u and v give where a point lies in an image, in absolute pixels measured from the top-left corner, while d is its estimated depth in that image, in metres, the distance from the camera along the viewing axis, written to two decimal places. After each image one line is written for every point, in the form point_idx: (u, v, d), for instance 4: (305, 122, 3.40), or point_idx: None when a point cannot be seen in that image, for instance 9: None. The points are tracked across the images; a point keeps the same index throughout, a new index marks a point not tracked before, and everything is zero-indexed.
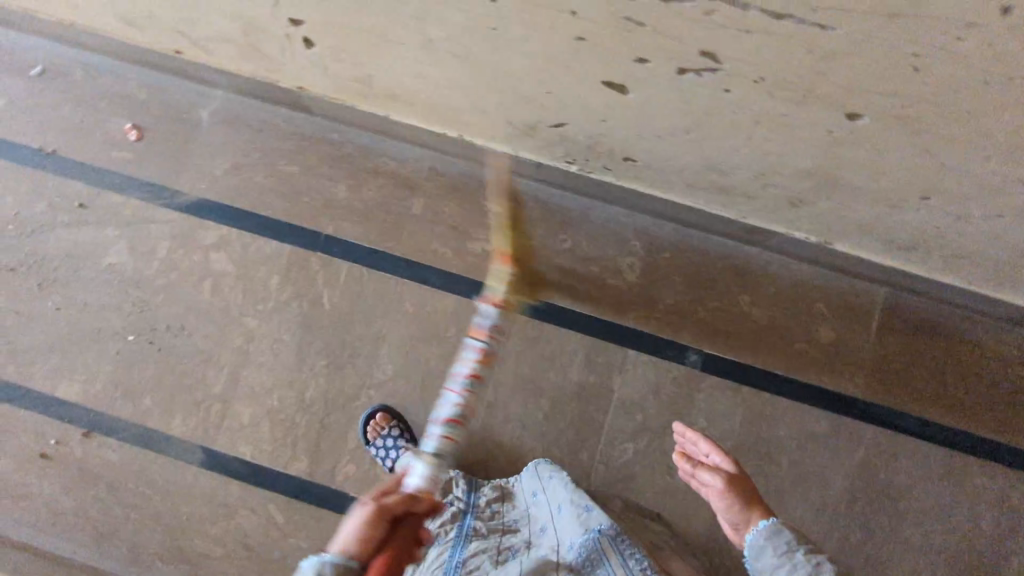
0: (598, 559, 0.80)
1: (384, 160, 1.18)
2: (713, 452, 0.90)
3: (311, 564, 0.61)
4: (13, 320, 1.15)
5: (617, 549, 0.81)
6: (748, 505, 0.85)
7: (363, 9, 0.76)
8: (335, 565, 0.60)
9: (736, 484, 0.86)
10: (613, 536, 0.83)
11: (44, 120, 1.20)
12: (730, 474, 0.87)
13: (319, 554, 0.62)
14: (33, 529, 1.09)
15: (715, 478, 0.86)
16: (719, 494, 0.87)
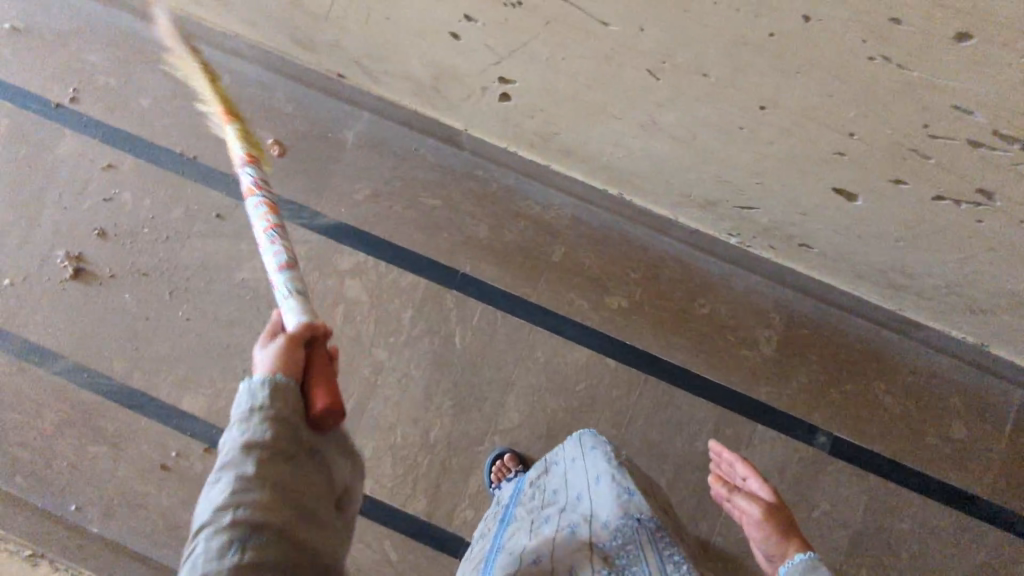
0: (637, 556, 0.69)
1: (528, 203, 1.16)
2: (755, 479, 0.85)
3: (242, 397, 0.56)
4: (143, 325, 1.13)
5: (657, 549, 0.71)
6: (779, 536, 0.77)
7: (598, 87, 0.73)
8: (270, 407, 0.55)
9: (773, 516, 0.79)
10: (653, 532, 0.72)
11: (188, 124, 1.18)
12: (769, 504, 0.81)
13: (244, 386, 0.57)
14: (146, 542, 1.08)
15: (749, 505, 0.81)
16: (752, 523, 0.80)
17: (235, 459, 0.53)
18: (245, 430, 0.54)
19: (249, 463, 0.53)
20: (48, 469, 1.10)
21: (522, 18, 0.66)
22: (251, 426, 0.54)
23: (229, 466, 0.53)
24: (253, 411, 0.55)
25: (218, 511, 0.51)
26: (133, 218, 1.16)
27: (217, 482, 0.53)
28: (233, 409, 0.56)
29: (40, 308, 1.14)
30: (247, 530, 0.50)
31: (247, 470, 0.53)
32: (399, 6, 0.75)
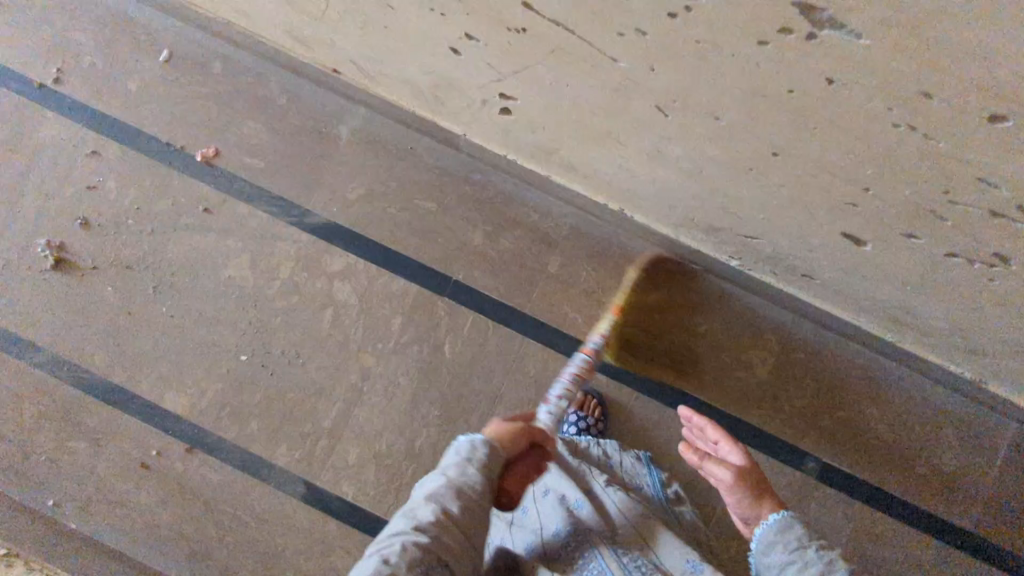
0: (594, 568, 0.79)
1: (525, 210, 1.12)
2: (724, 440, 0.84)
3: (461, 445, 0.69)
4: (126, 320, 1.11)
5: (615, 554, 0.80)
6: (756, 499, 0.79)
7: (603, 114, 0.69)
8: (489, 461, 0.68)
9: (752, 485, 0.80)
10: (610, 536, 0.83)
11: (175, 112, 1.13)
12: (742, 466, 0.82)
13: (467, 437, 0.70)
14: (123, 539, 1.07)
15: (727, 470, 0.80)
16: (728, 488, 0.81)
17: (440, 489, 0.65)
18: (462, 471, 0.66)
19: (455, 500, 0.65)
20: (27, 461, 1.08)
21: (526, 43, 0.62)
22: (466, 469, 0.67)
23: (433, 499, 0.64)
24: (466, 461, 0.67)
25: (418, 529, 0.62)
26: (118, 209, 1.12)
27: (420, 506, 0.64)
28: (452, 451, 0.69)
29: (19, 297, 1.11)
30: (437, 558, 0.61)
31: (451, 504, 0.64)
32: (397, 17, 0.71)
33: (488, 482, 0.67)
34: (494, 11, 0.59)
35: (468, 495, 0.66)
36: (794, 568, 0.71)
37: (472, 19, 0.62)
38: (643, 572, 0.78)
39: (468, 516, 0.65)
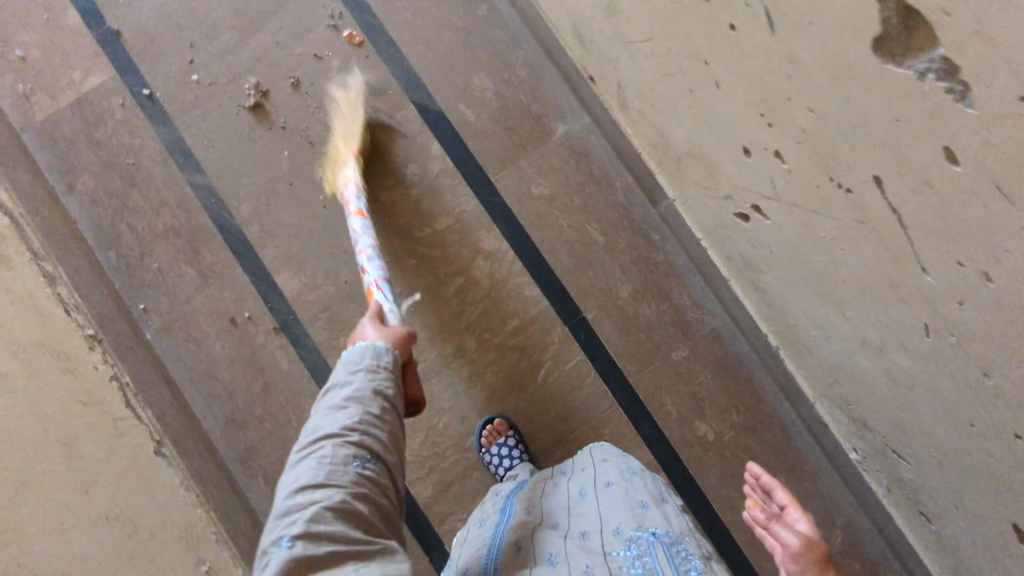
0: (655, 569, 0.64)
1: (681, 290, 1.10)
2: (791, 503, 0.68)
3: (363, 352, 0.63)
4: (283, 188, 1.13)
5: (678, 566, 0.64)
6: (817, 567, 0.61)
7: (854, 288, 0.66)
8: (390, 360, 0.64)
9: (818, 560, 0.61)
10: (671, 549, 0.67)
11: (424, 30, 1.14)
12: (809, 536, 0.64)
13: (366, 343, 0.64)
14: (184, 373, 1.10)
15: (793, 538, 0.64)
16: (788, 559, 0.63)
17: (351, 396, 0.59)
18: (375, 377, 0.61)
19: (379, 401, 0.60)
20: (141, 261, 1.12)
21: (838, 200, 0.58)
22: (377, 372, 0.62)
23: (358, 401, 0.58)
24: (368, 365, 0.62)
25: (345, 431, 0.56)
26: (330, 88, 1.14)
27: (339, 411, 0.57)
28: (349, 364, 0.62)
29: (208, 117, 1.14)
30: (370, 453, 0.56)
31: (372, 405, 0.59)
32: (712, 94, 0.68)
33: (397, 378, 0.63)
34: (834, 160, 0.55)
35: (386, 395, 0.61)
36: None
37: (799, 149, 0.59)
38: (695, 574, 0.64)
39: (392, 415, 0.60)
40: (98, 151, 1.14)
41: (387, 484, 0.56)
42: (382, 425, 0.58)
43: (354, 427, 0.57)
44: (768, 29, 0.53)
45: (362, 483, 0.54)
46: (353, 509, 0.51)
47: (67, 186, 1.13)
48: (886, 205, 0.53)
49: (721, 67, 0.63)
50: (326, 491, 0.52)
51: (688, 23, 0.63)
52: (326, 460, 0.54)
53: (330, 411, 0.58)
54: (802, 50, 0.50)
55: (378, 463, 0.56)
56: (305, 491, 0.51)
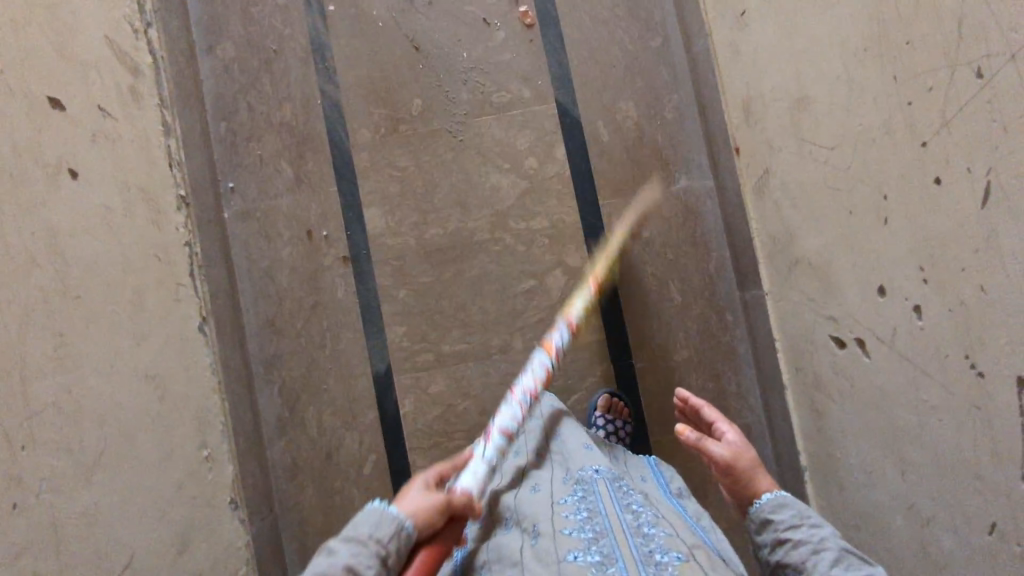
0: (599, 512, 0.66)
1: (732, 377, 1.10)
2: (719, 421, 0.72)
3: (372, 520, 0.60)
4: (404, 129, 1.14)
5: (619, 502, 0.68)
6: (744, 474, 0.67)
7: (932, 459, 0.67)
8: (399, 537, 0.60)
9: (744, 469, 0.67)
10: (613, 486, 0.71)
11: (593, 38, 1.14)
12: (736, 446, 0.69)
13: (376, 508, 0.61)
14: (245, 264, 1.11)
15: (718, 451, 0.68)
16: (718, 470, 0.68)
17: (324, 569, 0.56)
18: (362, 552, 0.57)
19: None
20: (248, 144, 1.13)
21: (964, 378, 0.59)
22: (368, 547, 0.58)
23: (327, 573, 0.56)
24: (379, 532, 0.59)
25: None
26: (485, 56, 1.14)
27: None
28: (353, 528, 0.59)
29: (362, 35, 1.14)
30: None
31: (376, 558, 0.58)
32: (875, 226, 0.68)
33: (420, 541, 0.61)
34: (981, 342, 0.56)
35: (397, 550, 0.59)
36: (797, 542, 0.61)
37: (947, 315, 0.60)
38: (636, 507, 0.67)
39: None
40: (248, 26, 1.14)
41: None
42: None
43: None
44: (979, 201, 0.53)
45: None
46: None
47: (206, 46, 1.14)
48: (1017, 406, 0.54)
49: (902, 208, 0.63)
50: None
51: (890, 154, 0.63)
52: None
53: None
54: (1007, 237, 0.51)
55: None
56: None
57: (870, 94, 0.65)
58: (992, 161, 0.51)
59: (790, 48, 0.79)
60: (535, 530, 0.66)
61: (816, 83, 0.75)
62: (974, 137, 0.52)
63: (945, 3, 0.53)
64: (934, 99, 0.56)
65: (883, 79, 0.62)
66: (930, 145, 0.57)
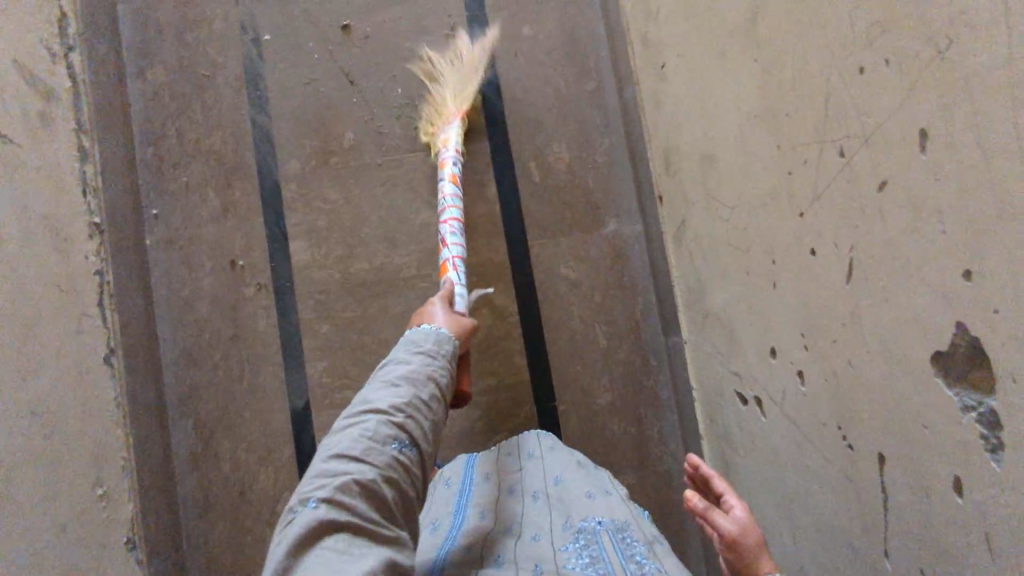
0: (603, 562, 0.64)
1: (653, 422, 1.10)
2: (729, 493, 0.62)
3: (425, 337, 0.67)
4: (335, 162, 1.13)
5: (623, 553, 0.65)
6: (750, 554, 0.57)
7: (815, 525, 0.66)
8: (449, 355, 0.67)
9: (751, 550, 0.57)
10: (617, 537, 0.68)
11: (529, 80, 1.15)
12: (742, 521, 0.59)
13: (430, 328, 0.68)
14: (165, 293, 1.10)
15: (725, 521, 0.59)
16: (721, 543, 0.59)
17: (404, 378, 0.60)
18: (431, 364, 0.63)
19: (431, 389, 0.61)
20: (174, 170, 1.12)
21: (839, 450, 0.59)
22: (434, 359, 0.64)
23: (411, 386, 0.60)
24: (425, 355, 0.65)
25: (391, 409, 0.56)
26: (420, 92, 1.14)
27: (392, 388, 0.59)
28: (415, 344, 0.66)
29: (297, 66, 1.14)
30: (405, 441, 0.56)
31: (423, 391, 0.60)
32: (766, 290, 0.69)
33: (446, 372, 0.65)
34: (852, 415, 0.56)
35: (439, 384, 0.63)
36: None
37: (824, 384, 0.60)
38: (640, 559, 0.64)
39: (439, 406, 0.62)
40: (181, 51, 1.13)
41: (410, 480, 0.55)
42: (428, 412, 0.59)
43: (400, 408, 0.57)
44: (847, 278, 0.53)
45: (387, 475, 0.53)
46: (375, 491, 0.51)
47: (137, 69, 1.12)
48: (879, 481, 0.53)
49: (787, 275, 0.64)
50: (359, 466, 0.52)
51: (776, 221, 0.64)
52: (365, 436, 0.54)
53: (385, 387, 0.59)
54: (866, 314, 0.51)
55: (414, 450, 0.56)
56: (341, 459, 0.52)
57: (759, 161, 0.65)
58: (855, 240, 0.51)
59: (697, 104, 0.80)
60: (537, 568, 0.64)
61: (718, 143, 0.76)
62: (837, 213, 0.53)
63: (812, 84, 0.54)
64: (809, 171, 0.56)
65: (768, 148, 0.63)
66: (807, 216, 0.58)
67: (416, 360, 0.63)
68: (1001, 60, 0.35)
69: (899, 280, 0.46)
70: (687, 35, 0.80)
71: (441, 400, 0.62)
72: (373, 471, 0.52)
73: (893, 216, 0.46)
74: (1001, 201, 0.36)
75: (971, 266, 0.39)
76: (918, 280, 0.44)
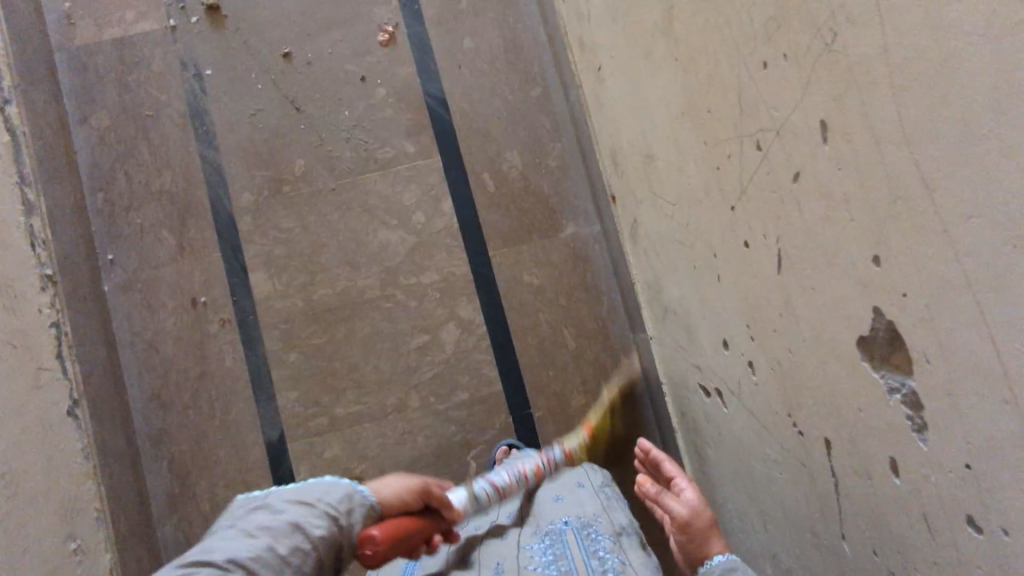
0: (565, 558, 0.65)
1: (629, 420, 1.11)
2: (680, 478, 0.69)
3: (325, 489, 0.52)
4: (288, 191, 1.13)
5: (586, 549, 0.66)
6: (700, 534, 0.64)
7: (780, 511, 0.67)
8: (348, 511, 0.52)
9: (700, 531, 0.64)
10: (581, 533, 0.69)
11: (475, 92, 1.16)
12: (692, 506, 0.66)
13: (338, 480, 0.53)
14: (129, 337, 1.09)
15: (676, 508, 0.66)
16: (675, 529, 0.66)
17: (266, 525, 0.47)
18: (311, 513, 0.49)
19: (295, 543, 0.47)
20: (126, 213, 1.11)
21: (792, 436, 0.59)
22: (317, 507, 0.50)
23: (264, 536, 0.47)
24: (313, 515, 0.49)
25: (230, 564, 0.44)
26: (367, 113, 1.14)
27: (245, 537, 0.46)
28: (306, 489, 0.51)
29: (241, 98, 1.14)
30: None
31: (283, 546, 0.47)
32: (711, 283, 0.70)
33: (339, 528, 0.50)
34: (798, 402, 0.56)
35: (310, 540, 0.48)
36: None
37: (771, 374, 0.61)
38: (603, 555, 0.66)
39: (303, 568, 0.47)
40: (123, 93, 1.13)
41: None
42: (279, 571, 0.46)
43: (243, 563, 0.45)
44: (778, 268, 0.54)
45: None
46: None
47: (80, 116, 1.11)
48: (829, 466, 0.54)
49: (727, 268, 0.64)
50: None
51: (712, 215, 0.65)
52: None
53: (239, 534, 0.47)
54: (798, 303, 0.52)
55: None
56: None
57: (690, 157, 0.66)
58: (780, 231, 0.51)
59: (632, 105, 0.80)
60: (501, 568, 0.66)
61: (654, 142, 0.76)
62: (761, 205, 0.53)
63: (725, 80, 0.54)
64: (733, 165, 0.57)
65: (696, 144, 0.64)
66: (737, 209, 0.58)
67: (303, 505, 0.49)
68: (879, 48, 0.35)
69: (821, 267, 0.47)
70: (615, 37, 0.80)
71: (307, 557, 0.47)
72: None
73: (809, 205, 0.46)
74: (897, 186, 0.37)
75: (878, 252, 0.40)
76: (836, 267, 0.45)
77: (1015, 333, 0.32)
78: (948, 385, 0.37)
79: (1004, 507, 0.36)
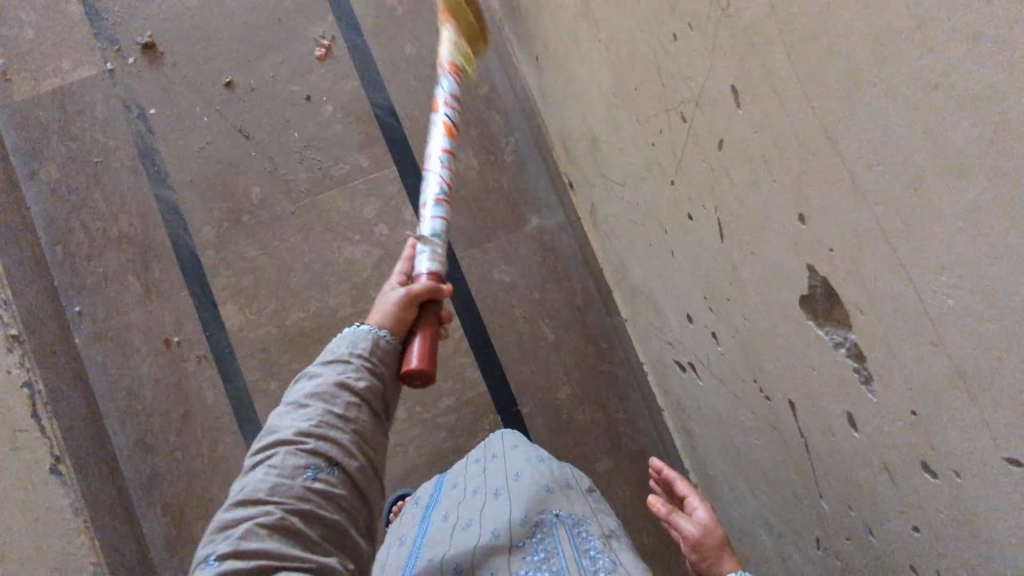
0: (561, 569, 0.65)
1: (617, 404, 1.11)
2: (692, 495, 0.71)
3: (351, 338, 0.59)
4: (248, 220, 1.12)
5: (577, 547, 0.68)
6: (711, 554, 0.65)
7: (763, 478, 0.67)
8: (374, 352, 0.59)
9: (712, 550, 0.65)
10: (572, 530, 0.70)
11: (423, 98, 1.15)
12: (705, 524, 0.67)
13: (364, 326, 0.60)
14: (106, 388, 1.08)
15: (688, 528, 0.67)
16: (686, 546, 0.67)
17: (315, 392, 0.55)
18: (349, 367, 0.57)
19: (346, 397, 0.55)
20: (88, 264, 1.10)
21: (761, 401, 0.59)
22: (353, 362, 0.57)
23: (323, 398, 0.55)
24: (356, 350, 0.58)
25: (302, 430, 0.52)
26: (317, 132, 1.13)
27: (300, 410, 0.54)
28: (331, 351, 0.59)
29: (188, 132, 1.13)
30: (325, 462, 0.52)
31: (337, 403, 0.55)
32: (668, 259, 0.69)
33: (374, 375, 0.58)
34: (761, 367, 0.56)
35: (356, 389, 0.56)
36: None
37: (732, 341, 0.60)
38: (594, 554, 0.67)
39: (366, 410, 0.56)
40: (69, 143, 1.11)
41: (342, 500, 0.52)
42: (344, 423, 0.54)
43: (310, 433, 0.53)
44: (720, 235, 0.53)
45: (304, 496, 0.50)
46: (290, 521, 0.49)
47: (28, 171, 1.10)
48: (797, 428, 0.54)
49: (678, 242, 0.64)
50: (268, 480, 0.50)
51: (656, 192, 0.64)
52: (272, 472, 0.51)
53: (292, 408, 0.55)
54: (744, 271, 0.52)
55: (336, 468, 0.53)
56: (246, 505, 0.49)
57: (628, 136, 0.66)
58: (715, 199, 0.51)
59: (569, 92, 0.80)
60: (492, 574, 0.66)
61: (594, 125, 0.76)
62: (695, 176, 0.53)
63: (644, 56, 0.54)
64: (665, 139, 0.56)
65: (630, 122, 0.63)
66: (676, 183, 0.58)
67: (337, 371, 0.57)
68: (770, 2, 0.35)
69: (756, 232, 0.47)
70: (545, 25, 0.80)
71: (365, 385, 0.57)
72: (280, 507, 0.49)
73: (735, 170, 0.46)
74: (809, 141, 0.36)
75: (802, 210, 0.40)
76: (770, 230, 0.45)
77: (932, 276, 0.32)
78: (884, 335, 0.37)
79: (950, 446, 0.36)
